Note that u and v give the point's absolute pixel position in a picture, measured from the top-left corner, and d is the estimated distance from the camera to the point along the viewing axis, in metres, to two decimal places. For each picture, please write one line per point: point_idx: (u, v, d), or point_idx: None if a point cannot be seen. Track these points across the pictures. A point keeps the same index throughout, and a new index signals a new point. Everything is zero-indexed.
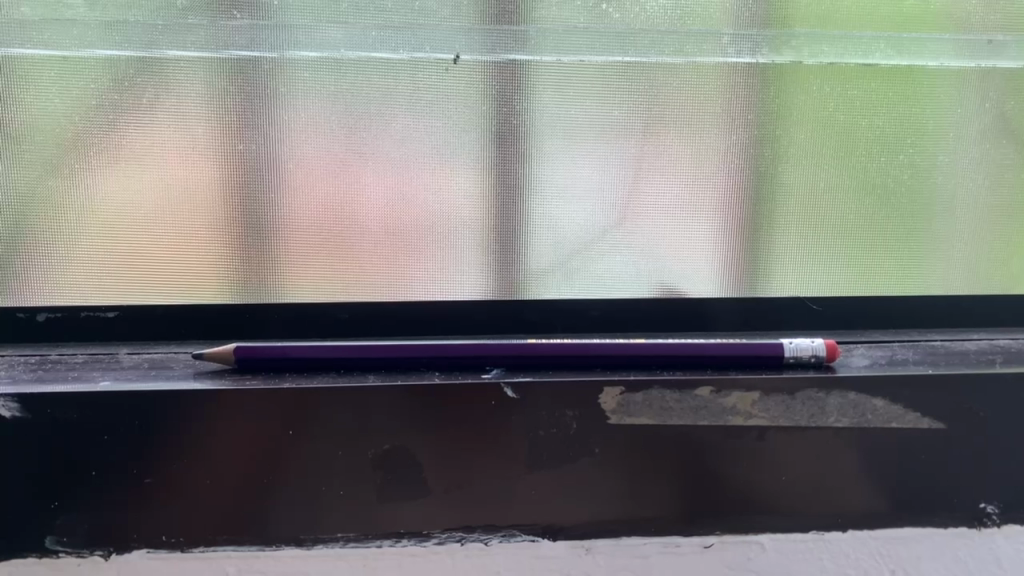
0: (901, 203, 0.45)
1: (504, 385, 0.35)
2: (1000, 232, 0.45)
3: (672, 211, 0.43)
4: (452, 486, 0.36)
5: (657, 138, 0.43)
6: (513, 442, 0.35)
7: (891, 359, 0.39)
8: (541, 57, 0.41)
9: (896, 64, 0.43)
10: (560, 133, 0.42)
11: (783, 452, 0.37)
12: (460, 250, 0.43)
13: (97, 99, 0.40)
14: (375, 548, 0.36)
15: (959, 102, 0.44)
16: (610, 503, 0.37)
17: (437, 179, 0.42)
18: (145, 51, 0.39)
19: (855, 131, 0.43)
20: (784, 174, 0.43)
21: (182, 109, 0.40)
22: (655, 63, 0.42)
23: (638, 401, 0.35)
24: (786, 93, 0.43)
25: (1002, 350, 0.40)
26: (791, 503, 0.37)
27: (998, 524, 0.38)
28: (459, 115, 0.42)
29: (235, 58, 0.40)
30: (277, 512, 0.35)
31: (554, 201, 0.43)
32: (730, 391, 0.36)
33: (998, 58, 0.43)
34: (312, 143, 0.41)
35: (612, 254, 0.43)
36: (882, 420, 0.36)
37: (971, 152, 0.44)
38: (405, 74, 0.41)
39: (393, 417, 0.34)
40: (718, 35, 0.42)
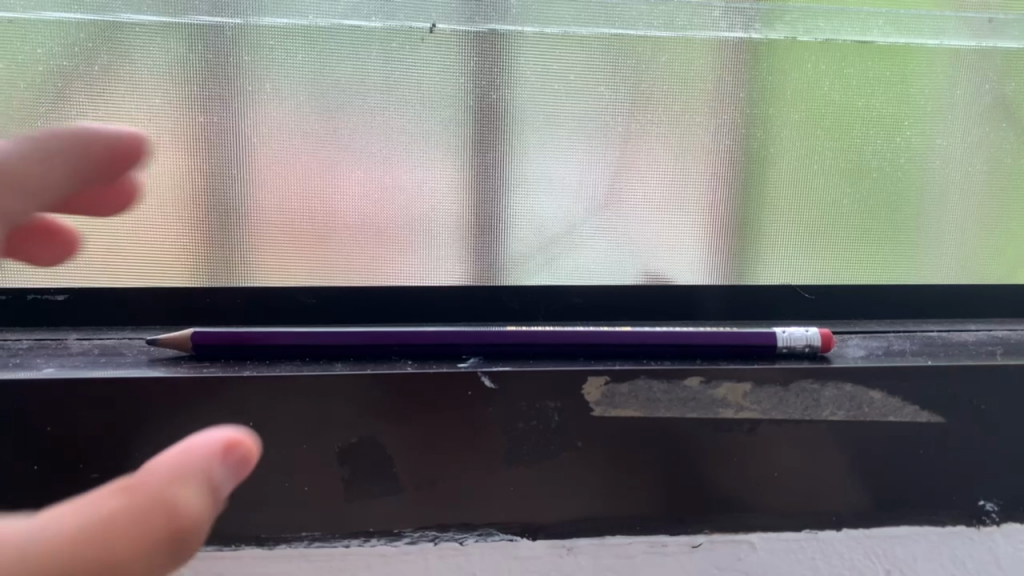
0: (896, 187, 0.43)
1: (482, 374, 0.33)
2: (996, 219, 0.43)
3: (658, 196, 0.41)
4: (425, 482, 0.33)
5: (645, 119, 0.41)
6: (490, 436, 0.33)
7: (888, 349, 0.37)
8: (524, 29, 0.39)
9: (894, 42, 0.41)
10: (541, 111, 0.40)
11: (774, 447, 0.35)
12: (436, 240, 0.41)
13: (45, 65, 0.37)
14: (342, 547, 0.34)
15: (958, 83, 0.42)
16: (592, 500, 0.34)
17: (411, 162, 0.40)
18: (98, 15, 0.37)
19: (851, 110, 0.42)
20: (775, 158, 0.42)
21: (139, 78, 0.38)
22: (643, 36, 0.40)
23: (623, 392, 0.34)
24: (779, 71, 0.41)
25: (1001, 342, 0.39)
26: (783, 501, 0.35)
27: (997, 522, 0.36)
28: (435, 87, 0.39)
29: (197, 24, 0.37)
30: (235, 509, 0.33)
31: (536, 186, 0.41)
32: (720, 381, 0.34)
33: (998, 39, 0.41)
34: (280, 121, 0.39)
35: (594, 241, 0.41)
36: (879, 413, 0.35)
37: (970, 135, 0.42)
38: (378, 45, 0.39)
39: (361, 409, 0.32)
40: (710, 9, 0.40)
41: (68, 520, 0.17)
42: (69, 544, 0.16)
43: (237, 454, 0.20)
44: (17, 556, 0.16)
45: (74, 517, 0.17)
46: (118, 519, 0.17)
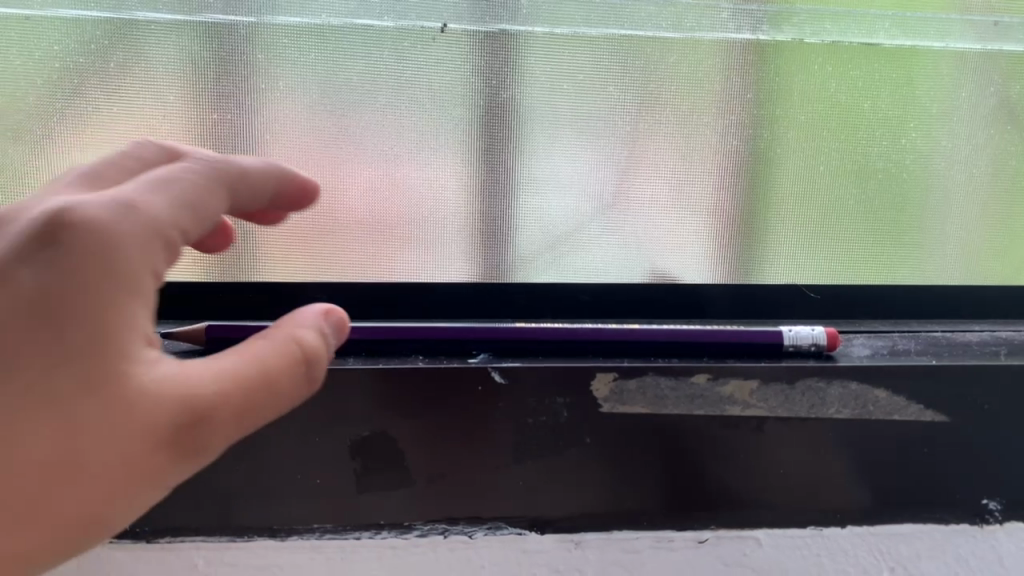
0: (902, 188, 0.43)
1: (492, 369, 0.33)
2: (1001, 220, 0.44)
3: (666, 196, 0.42)
4: (435, 475, 0.34)
5: (652, 119, 0.41)
6: (500, 431, 0.33)
7: (893, 348, 0.38)
8: (534, 29, 0.39)
9: (900, 44, 0.41)
10: (551, 111, 0.40)
11: (780, 444, 0.35)
12: (445, 237, 0.41)
13: (62, 62, 0.37)
14: (353, 539, 0.34)
15: (963, 85, 0.42)
16: (600, 495, 0.35)
17: (421, 160, 0.40)
18: (113, 12, 0.37)
19: (856, 111, 0.42)
20: (781, 158, 0.42)
21: (153, 75, 0.38)
22: (651, 37, 0.40)
23: (631, 388, 0.34)
24: (786, 72, 0.41)
25: (1005, 342, 0.39)
26: (789, 497, 0.36)
27: (1000, 521, 0.37)
28: (445, 86, 0.40)
29: (211, 22, 0.38)
30: (248, 500, 0.33)
31: (544, 185, 0.41)
32: (728, 378, 0.34)
33: (1003, 41, 0.42)
34: (291, 119, 0.39)
35: (601, 240, 0.42)
36: (884, 412, 0.35)
37: (974, 137, 0.43)
38: (390, 44, 0.39)
39: (373, 403, 0.33)
40: (718, 11, 0.40)
41: (231, 361, 0.21)
42: (237, 378, 0.21)
43: (333, 320, 0.24)
44: (184, 381, 0.20)
45: (222, 359, 0.21)
46: (267, 360, 0.22)
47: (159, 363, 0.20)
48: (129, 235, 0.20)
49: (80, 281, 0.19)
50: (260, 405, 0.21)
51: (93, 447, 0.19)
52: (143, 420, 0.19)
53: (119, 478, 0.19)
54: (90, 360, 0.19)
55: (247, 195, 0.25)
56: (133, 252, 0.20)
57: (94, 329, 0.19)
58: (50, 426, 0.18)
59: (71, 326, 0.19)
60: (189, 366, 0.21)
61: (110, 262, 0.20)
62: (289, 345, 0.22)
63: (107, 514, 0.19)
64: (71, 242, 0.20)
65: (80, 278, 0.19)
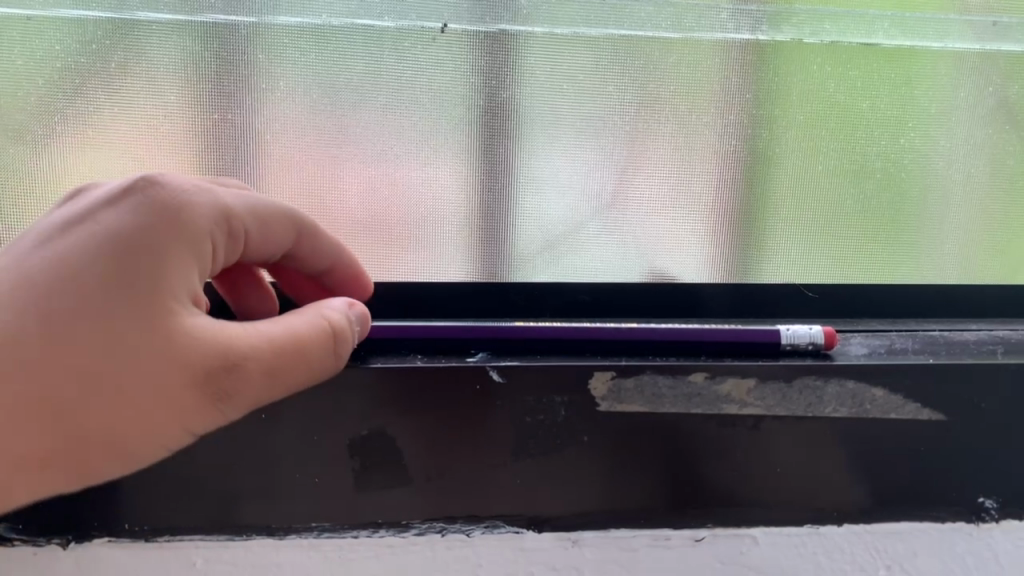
0: (900, 188, 0.43)
1: (490, 368, 0.33)
2: (999, 220, 0.44)
3: (664, 196, 0.42)
4: (433, 474, 0.34)
5: (651, 119, 0.41)
6: (497, 430, 0.34)
7: (890, 347, 0.38)
8: (533, 29, 0.39)
9: (899, 44, 0.42)
10: (550, 111, 0.41)
11: (777, 443, 0.35)
12: (444, 237, 0.41)
13: (63, 62, 0.38)
14: (351, 537, 0.34)
15: (961, 85, 0.42)
16: (597, 494, 0.35)
17: (420, 160, 0.40)
18: (114, 12, 0.37)
19: (855, 111, 0.42)
20: (780, 158, 0.42)
21: (155, 75, 0.38)
22: (651, 38, 0.40)
23: (628, 386, 0.34)
24: (784, 72, 0.41)
25: (1002, 341, 0.39)
26: (785, 496, 0.36)
27: (996, 519, 0.37)
28: (445, 86, 0.40)
29: (212, 22, 0.38)
30: (247, 499, 0.34)
31: (543, 185, 0.41)
32: (725, 377, 0.34)
33: (1001, 42, 0.42)
34: (292, 119, 0.39)
35: (600, 240, 0.42)
36: (881, 411, 0.35)
37: (973, 137, 0.43)
38: (390, 44, 0.39)
39: (371, 402, 0.33)
40: (717, 11, 0.40)
41: (269, 330, 0.26)
42: (272, 344, 0.26)
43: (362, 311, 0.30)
44: (220, 340, 0.25)
45: (252, 327, 0.26)
46: (302, 333, 0.27)
47: (202, 318, 0.25)
48: (199, 211, 0.26)
49: (149, 241, 0.25)
50: (284, 370, 0.26)
51: (137, 377, 0.24)
52: (174, 362, 0.24)
53: (154, 404, 0.24)
54: (149, 305, 0.24)
55: (280, 235, 0.30)
56: (196, 229, 0.26)
57: (152, 279, 0.24)
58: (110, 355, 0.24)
59: (135, 276, 0.24)
60: (215, 328, 0.25)
61: (176, 229, 0.25)
62: (319, 325, 0.27)
63: (145, 428, 0.24)
64: (146, 208, 0.25)
65: (150, 239, 0.25)
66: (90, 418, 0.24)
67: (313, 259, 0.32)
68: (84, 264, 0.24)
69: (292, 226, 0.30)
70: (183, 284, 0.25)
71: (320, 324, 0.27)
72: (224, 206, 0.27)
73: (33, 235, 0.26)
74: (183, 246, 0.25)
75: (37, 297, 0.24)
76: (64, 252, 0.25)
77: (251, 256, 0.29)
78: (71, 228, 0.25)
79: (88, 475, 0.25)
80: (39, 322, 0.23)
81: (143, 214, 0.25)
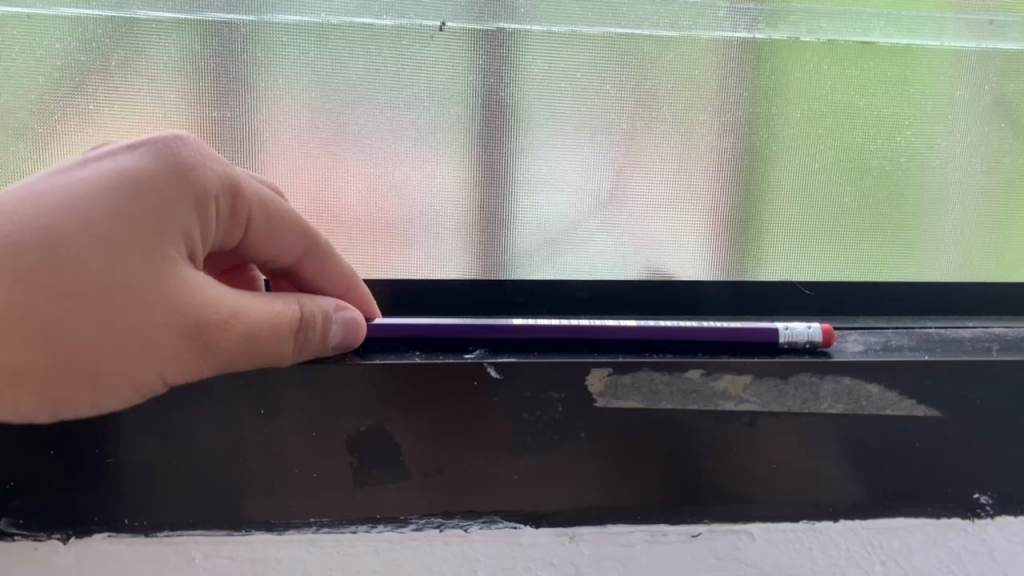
0: (896, 186, 0.43)
1: (488, 364, 0.33)
2: (996, 217, 0.44)
3: (661, 193, 0.42)
4: (431, 470, 0.34)
5: (649, 117, 0.41)
6: (495, 426, 0.34)
7: (886, 345, 0.38)
8: (531, 28, 0.40)
9: (895, 43, 0.42)
10: (548, 109, 0.41)
11: (772, 439, 0.35)
12: (443, 235, 0.41)
13: (62, 60, 0.38)
14: (350, 533, 0.35)
15: (958, 83, 0.42)
16: (593, 490, 0.35)
17: (417, 157, 0.41)
18: (115, 11, 0.38)
19: (852, 109, 0.42)
20: (777, 156, 0.42)
21: (154, 73, 0.38)
22: (648, 36, 0.40)
23: (625, 383, 0.34)
24: (781, 71, 0.41)
25: (998, 338, 0.39)
26: (781, 492, 0.36)
27: (992, 515, 0.37)
28: (443, 85, 0.40)
29: (211, 21, 0.38)
30: (246, 494, 0.34)
31: (542, 182, 0.41)
32: (721, 373, 0.34)
33: (997, 40, 0.42)
34: (291, 117, 0.40)
35: (597, 238, 0.42)
36: (877, 407, 0.35)
37: (970, 135, 0.43)
38: (388, 42, 0.39)
39: (368, 398, 0.33)
40: (714, 9, 0.40)
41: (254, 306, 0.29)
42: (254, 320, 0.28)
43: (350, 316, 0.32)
44: (213, 304, 0.27)
45: (238, 297, 0.29)
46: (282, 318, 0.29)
47: (199, 279, 0.28)
48: (210, 175, 0.29)
49: (160, 189, 0.27)
50: (260, 345, 0.28)
51: (131, 319, 0.26)
52: (166, 302, 0.26)
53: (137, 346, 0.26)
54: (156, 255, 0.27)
55: (289, 242, 0.32)
56: (207, 197, 0.28)
57: (162, 234, 0.27)
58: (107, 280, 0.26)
59: (143, 217, 0.27)
60: (203, 283, 0.28)
61: (187, 184, 0.28)
62: (291, 309, 0.30)
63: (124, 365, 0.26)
64: (163, 160, 0.28)
65: (165, 191, 0.27)
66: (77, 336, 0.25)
67: (315, 280, 0.34)
68: (99, 194, 0.26)
69: (300, 241, 0.32)
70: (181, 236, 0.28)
71: (296, 313, 0.30)
72: (235, 180, 0.30)
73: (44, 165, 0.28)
74: (189, 200, 0.28)
75: (48, 215, 0.26)
76: (79, 177, 0.26)
77: (254, 249, 0.32)
78: (89, 161, 0.27)
79: (57, 396, 0.26)
80: (47, 236, 0.25)
81: (160, 164, 0.28)
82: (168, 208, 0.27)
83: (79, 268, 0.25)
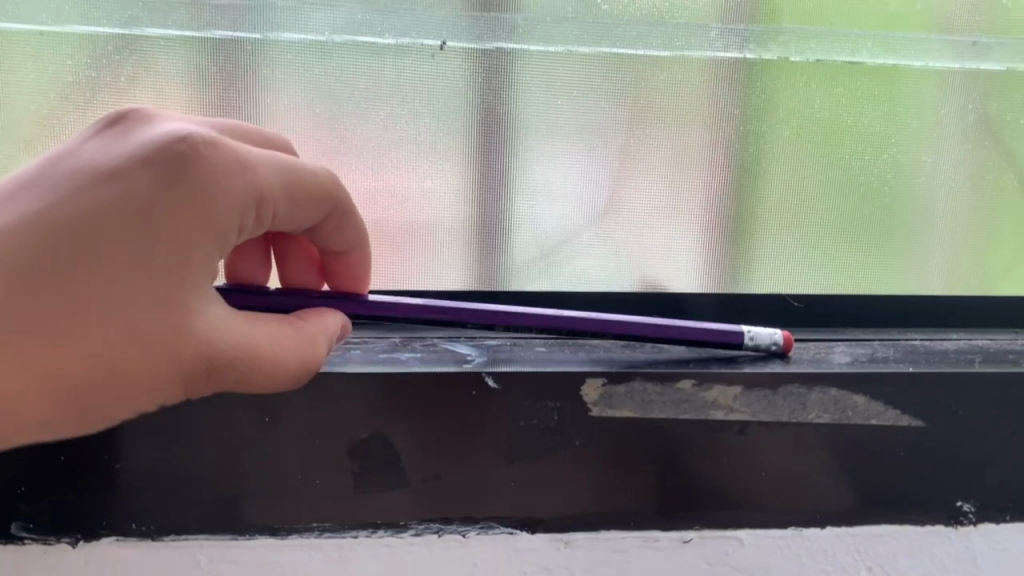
0: (883, 202, 0.45)
1: (486, 374, 0.34)
2: (980, 232, 0.45)
3: (654, 207, 0.43)
4: (430, 476, 0.35)
5: (644, 132, 0.42)
6: (492, 434, 0.35)
7: (872, 356, 0.39)
8: (529, 47, 0.41)
9: (882, 62, 0.43)
10: (545, 126, 0.42)
11: (762, 448, 0.36)
12: (443, 247, 0.43)
13: (74, 76, 0.39)
14: (351, 538, 0.36)
15: (943, 102, 0.44)
16: (587, 497, 0.36)
17: (418, 170, 0.42)
18: (124, 28, 0.39)
19: (840, 126, 0.43)
20: (767, 172, 0.43)
21: (163, 89, 0.40)
22: (643, 56, 0.42)
23: (620, 393, 0.35)
24: (772, 90, 0.43)
25: (981, 350, 0.41)
26: (770, 499, 0.37)
27: (974, 522, 0.38)
28: (444, 101, 0.41)
29: (217, 38, 0.39)
30: (250, 501, 0.35)
31: (539, 196, 0.43)
32: (713, 384, 0.35)
33: (982, 60, 0.43)
34: (295, 132, 0.41)
35: (590, 250, 0.43)
36: (863, 417, 0.36)
37: (955, 153, 0.44)
38: (389, 60, 0.40)
39: (370, 407, 0.34)
40: (705, 30, 0.41)
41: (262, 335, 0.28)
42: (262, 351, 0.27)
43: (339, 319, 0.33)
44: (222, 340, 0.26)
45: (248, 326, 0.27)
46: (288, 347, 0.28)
47: (210, 312, 0.27)
48: (226, 198, 0.26)
49: (172, 228, 0.25)
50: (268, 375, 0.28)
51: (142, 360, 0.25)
52: (174, 348, 0.26)
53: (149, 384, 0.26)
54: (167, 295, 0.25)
55: (309, 212, 0.30)
56: (223, 218, 0.26)
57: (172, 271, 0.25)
58: (113, 331, 0.25)
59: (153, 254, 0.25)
60: (213, 315, 0.27)
61: (202, 213, 0.26)
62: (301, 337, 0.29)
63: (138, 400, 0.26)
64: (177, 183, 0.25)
65: (176, 222, 0.25)
66: (83, 386, 0.25)
67: (337, 236, 0.32)
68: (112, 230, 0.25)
69: (326, 206, 0.30)
70: (197, 271, 0.26)
71: (303, 340, 0.29)
72: (255, 191, 0.27)
73: (58, 171, 0.26)
74: (202, 237, 0.26)
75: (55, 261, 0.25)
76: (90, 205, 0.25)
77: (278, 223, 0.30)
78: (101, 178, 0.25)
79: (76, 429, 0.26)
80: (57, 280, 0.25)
81: (174, 194, 0.25)
82: (180, 248, 0.25)
83: (83, 321, 0.25)
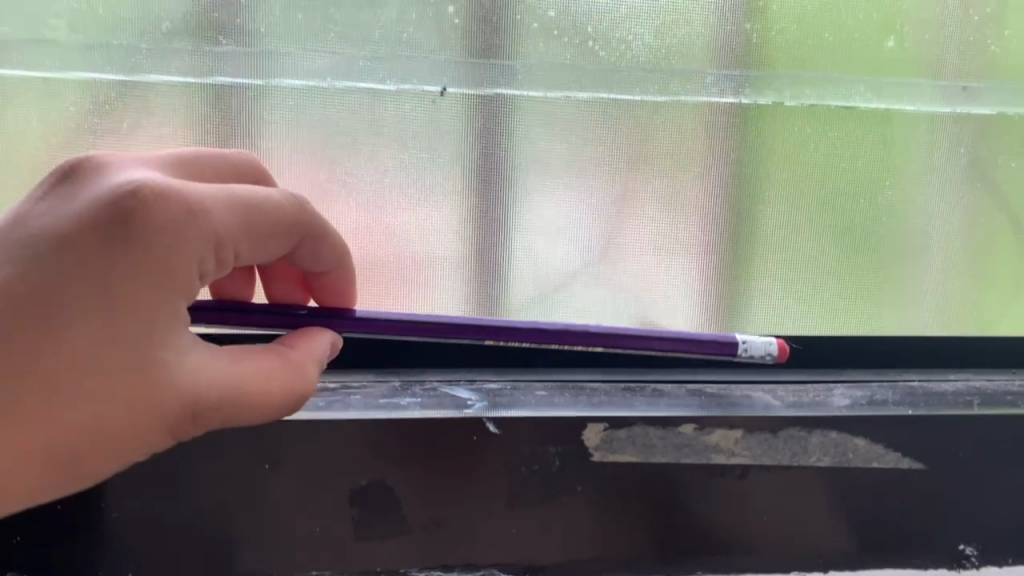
0: (877, 243, 0.45)
1: (487, 419, 0.34)
2: (974, 273, 0.46)
3: (652, 249, 0.44)
4: (431, 523, 0.35)
5: (641, 176, 0.43)
6: (493, 480, 0.35)
7: (872, 398, 0.39)
8: (527, 92, 0.41)
9: (874, 107, 0.43)
10: (543, 169, 0.42)
11: (763, 493, 0.36)
12: (440, 289, 0.43)
13: (77, 122, 0.39)
14: None
15: (935, 146, 0.44)
16: (588, 543, 0.36)
17: (417, 213, 0.42)
18: (126, 75, 0.39)
19: (835, 168, 0.44)
20: (764, 215, 0.44)
21: (165, 135, 0.40)
22: (641, 101, 0.42)
23: (621, 437, 0.35)
24: (767, 134, 0.43)
25: (979, 392, 0.41)
26: (772, 544, 0.37)
27: (977, 566, 0.38)
28: (443, 146, 0.41)
29: (216, 84, 0.39)
30: (248, 549, 0.35)
31: (537, 240, 0.43)
32: (714, 428, 0.35)
33: (973, 104, 0.44)
34: (296, 176, 0.41)
35: (588, 291, 0.44)
36: (863, 460, 0.36)
37: (948, 195, 0.45)
38: (389, 105, 0.41)
39: (371, 453, 0.34)
40: (701, 75, 0.42)
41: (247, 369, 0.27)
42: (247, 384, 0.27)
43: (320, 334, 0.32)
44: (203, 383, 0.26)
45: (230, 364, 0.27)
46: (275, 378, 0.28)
47: (188, 356, 0.26)
48: (185, 245, 0.26)
49: (134, 282, 0.25)
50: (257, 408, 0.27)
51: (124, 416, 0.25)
52: (157, 401, 0.25)
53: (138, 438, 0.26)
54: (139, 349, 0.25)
55: (279, 240, 0.30)
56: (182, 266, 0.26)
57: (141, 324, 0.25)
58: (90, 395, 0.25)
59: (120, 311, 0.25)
60: (192, 360, 0.26)
61: (160, 266, 0.25)
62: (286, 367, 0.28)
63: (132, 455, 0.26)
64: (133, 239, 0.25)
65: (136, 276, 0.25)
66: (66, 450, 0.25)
67: (311, 257, 0.33)
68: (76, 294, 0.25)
69: (296, 229, 0.30)
70: (166, 321, 0.26)
71: (290, 368, 0.28)
72: (214, 233, 0.27)
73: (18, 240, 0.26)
74: (164, 288, 0.25)
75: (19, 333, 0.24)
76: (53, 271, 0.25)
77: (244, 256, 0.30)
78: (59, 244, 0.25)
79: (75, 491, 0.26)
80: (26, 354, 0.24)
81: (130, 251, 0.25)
82: (145, 302, 0.25)
83: (55, 386, 0.24)
